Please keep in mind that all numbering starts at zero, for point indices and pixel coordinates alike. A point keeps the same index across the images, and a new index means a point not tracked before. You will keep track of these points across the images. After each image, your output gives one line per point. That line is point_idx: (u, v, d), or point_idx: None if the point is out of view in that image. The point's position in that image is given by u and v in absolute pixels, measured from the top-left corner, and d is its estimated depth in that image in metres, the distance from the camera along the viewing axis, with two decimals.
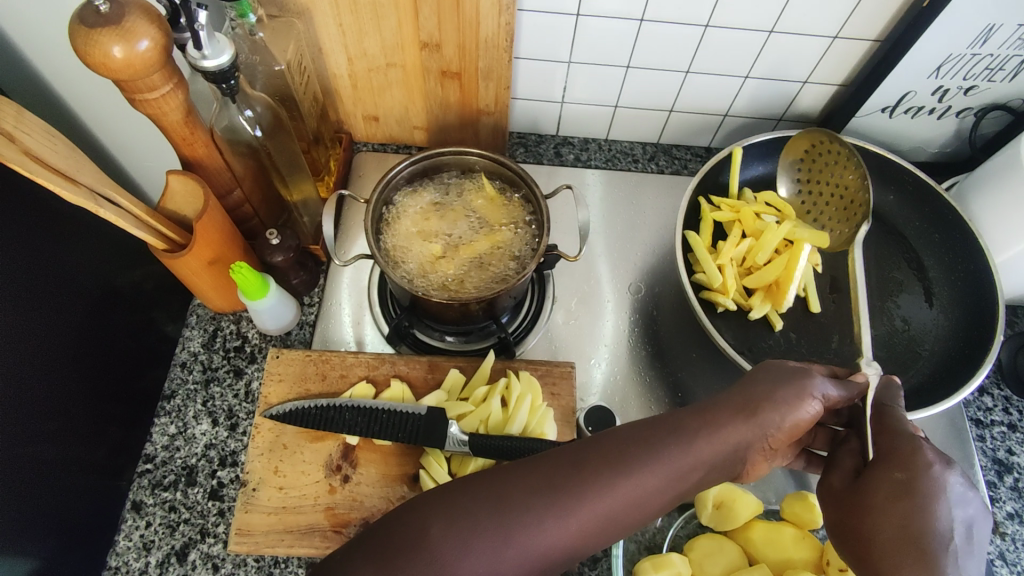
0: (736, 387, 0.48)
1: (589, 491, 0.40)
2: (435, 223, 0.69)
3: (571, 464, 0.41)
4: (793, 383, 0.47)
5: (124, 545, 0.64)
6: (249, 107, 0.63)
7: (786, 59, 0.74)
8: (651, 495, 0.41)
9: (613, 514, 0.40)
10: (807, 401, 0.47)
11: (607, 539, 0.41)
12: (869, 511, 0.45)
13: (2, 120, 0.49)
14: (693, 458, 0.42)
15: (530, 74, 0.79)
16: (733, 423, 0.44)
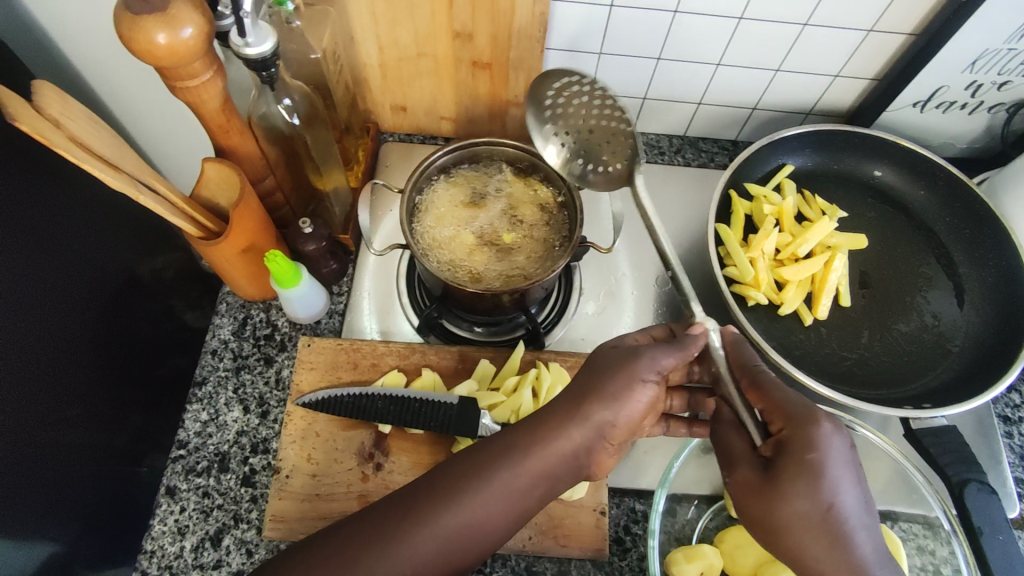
0: (586, 376, 0.53)
1: (451, 500, 0.47)
2: (468, 215, 0.70)
3: (447, 478, 0.48)
4: (620, 375, 0.51)
5: (159, 529, 0.64)
6: (287, 96, 0.63)
7: (818, 52, 0.74)
8: (505, 492, 0.47)
9: (484, 513, 0.47)
10: (631, 394, 0.51)
11: (491, 534, 0.47)
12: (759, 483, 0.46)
13: (47, 107, 0.49)
14: (524, 466, 0.48)
15: (560, 65, 0.78)
16: (598, 410, 0.50)
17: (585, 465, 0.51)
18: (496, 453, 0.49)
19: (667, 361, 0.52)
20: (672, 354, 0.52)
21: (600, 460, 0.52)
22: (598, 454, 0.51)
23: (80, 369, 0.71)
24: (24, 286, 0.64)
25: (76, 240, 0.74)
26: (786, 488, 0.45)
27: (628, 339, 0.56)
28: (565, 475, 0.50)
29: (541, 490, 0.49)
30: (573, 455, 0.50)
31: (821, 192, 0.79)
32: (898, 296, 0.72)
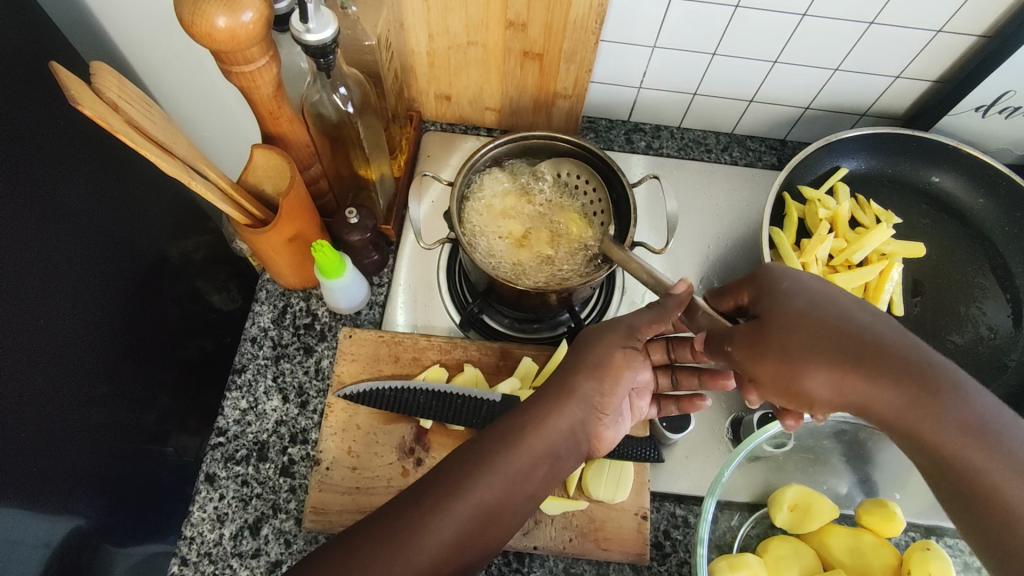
0: (573, 354, 0.54)
1: (461, 491, 0.46)
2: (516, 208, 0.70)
3: (454, 468, 0.48)
4: (598, 346, 0.53)
5: (198, 516, 0.64)
6: (343, 84, 0.62)
7: (881, 52, 0.71)
8: (511, 473, 0.47)
9: (494, 498, 0.46)
10: (612, 363, 0.52)
11: (505, 519, 0.47)
12: (762, 364, 0.44)
13: (107, 90, 0.48)
14: (525, 446, 0.48)
15: (611, 58, 0.76)
16: (586, 386, 0.51)
17: (583, 440, 0.52)
18: (497, 436, 0.49)
19: (644, 323, 0.53)
20: (650, 319, 0.53)
21: (597, 434, 0.53)
22: (592, 428, 0.52)
23: (111, 350, 0.71)
24: (62, 265, 0.64)
25: (113, 221, 0.73)
26: (799, 354, 0.42)
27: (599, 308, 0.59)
28: (566, 453, 0.50)
29: (546, 467, 0.49)
30: (569, 430, 0.50)
31: (874, 197, 0.77)
32: (952, 307, 0.71)
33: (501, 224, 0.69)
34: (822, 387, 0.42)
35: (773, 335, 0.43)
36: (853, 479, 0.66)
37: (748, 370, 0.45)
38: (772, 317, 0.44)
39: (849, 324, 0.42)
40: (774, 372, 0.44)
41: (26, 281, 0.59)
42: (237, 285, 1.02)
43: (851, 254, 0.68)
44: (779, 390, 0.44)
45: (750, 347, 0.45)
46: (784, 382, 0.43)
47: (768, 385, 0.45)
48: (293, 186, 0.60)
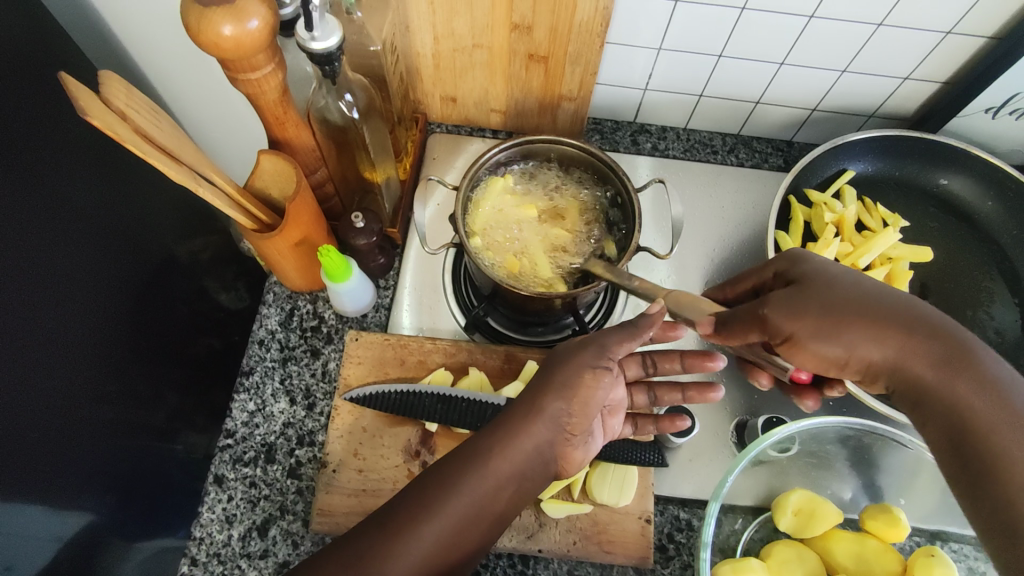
0: (542, 373, 0.55)
1: (429, 512, 0.47)
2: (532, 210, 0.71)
3: (424, 487, 0.49)
4: (569, 365, 0.54)
5: (207, 517, 0.65)
6: (348, 90, 0.63)
7: (889, 53, 0.71)
8: (477, 493, 0.49)
9: (461, 518, 0.48)
10: (581, 384, 0.53)
11: (475, 537, 0.48)
12: (799, 316, 0.51)
13: (115, 98, 0.49)
14: (491, 468, 0.50)
15: (616, 59, 0.76)
16: (553, 406, 0.52)
17: (549, 459, 0.53)
18: (464, 458, 0.50)
19: (616, 342, 0.54)
20: (621, 337, 0.55)
21: (565, 452, 0.54)
22: (561, 446, 0.53)
23: (120, 352, 0.72)
24: (72, 269, 0.65)
25: (121, 223, 0.74)
26: (839, 312, 0.50)
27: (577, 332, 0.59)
28: (532, 472, 0.52)
29: (512, 488, 0.51)
30: (535, 450, 0.52)
31: (881, 200, 0.77)
32: (960, 311, 0.70)
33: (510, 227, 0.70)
34: (852, 339, 0.50)
35: (813, 290, 0.52)
36: (859, 484, 0.66)
37: (784, 324, 0.51)
38: (812, 283, 0.53)
39: (890, 299, 0.50)
40: (809, 326, 0.51)
41: (36, 285, 0.60)
42: (244, 284, 1.03)
43: (857, 259, 0.68)
44: (817, 343, 0.51)
45: (787, 305, 0.52)
46: (821, 333, 0.50)
47: (803, 337, 0.51)
48: (299, 192, 0.60)
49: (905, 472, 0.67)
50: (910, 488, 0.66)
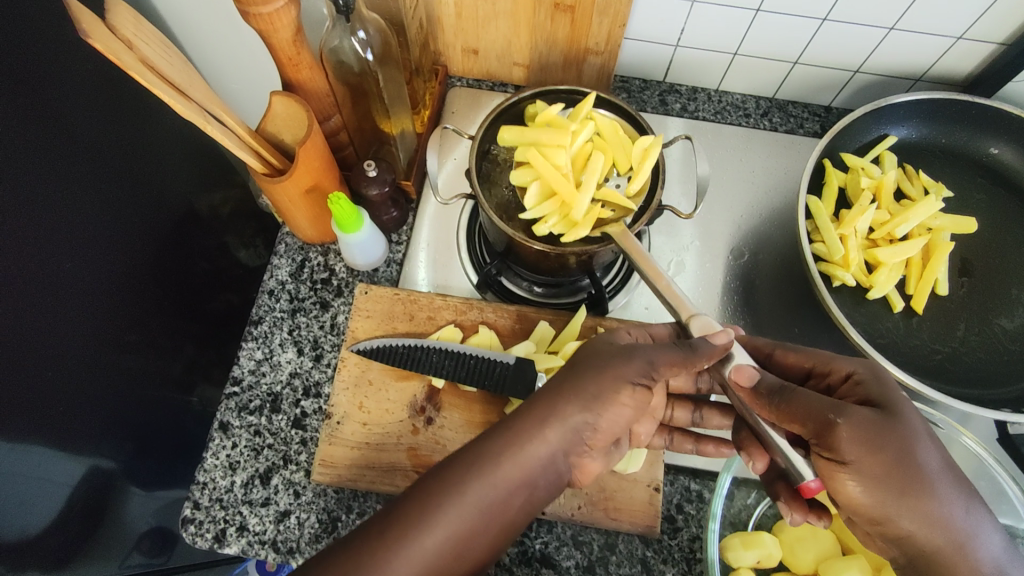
0: (569, 372, 0.51)
1: (428, 517, 0.44)
2: (587, 132, 0.62)
3: (429, 487, 0.46)
4: (603, 376, 0.49)
5: (211, 462, 0.65)
6: (362, 29, 0.60)
7: (944, 9, 0.66)
8: (484, 502, 0.46)
9: (468, 527, 0.45)
10: (612, 398, 0.49)
11: (478, 551, 0.45)
12: (872, 455, 0.43)
13: (121, 26, 0.48)
14: (503, 474, 0.46)
15: (646, 12, 0.72)
16: (574, 413, 0.48)
17: (564, 469, 0.49)
18: (473, 460, 0.47)
19: (664, 361, 0.50)
20: (672, 360, 0.50)
21: (579, 464, 0.51)
22: (576, 456, 0.50)
23: (138, 294, 0.72)
24: (93, 207, 0.64)
25: (142, 167, 0.73)
26: (909, 476, 0.43)
27: (623, 334, 0.54)
28: (545, 481, 0.48)
29: (522, 498, 0.47)
30: (548, 458, 0.48)
31: (922, 168, 0.73)
32: (1002, 289, 0.66)
33: (533, 137, 0.62)
34: (907, 509, 0.43)
35: (896, 442, 0.44)
36: None
37: (851, 450, 0.44)
38: (900, 423, 0.45)
39: (952, 487, 0.44)
40: (874, 469, 0.43)
41: (60, 220, 0.60)
42: (262, 241, 1.03)
43: (891, 228, 0.64)
44: (866, 485, 0.44)
45: (866, 437, 0.44)
46: (882, 484, 0.44)
47: (858, 473, 0.44)
48: (310, 135, 0.59)
49: None
50: None
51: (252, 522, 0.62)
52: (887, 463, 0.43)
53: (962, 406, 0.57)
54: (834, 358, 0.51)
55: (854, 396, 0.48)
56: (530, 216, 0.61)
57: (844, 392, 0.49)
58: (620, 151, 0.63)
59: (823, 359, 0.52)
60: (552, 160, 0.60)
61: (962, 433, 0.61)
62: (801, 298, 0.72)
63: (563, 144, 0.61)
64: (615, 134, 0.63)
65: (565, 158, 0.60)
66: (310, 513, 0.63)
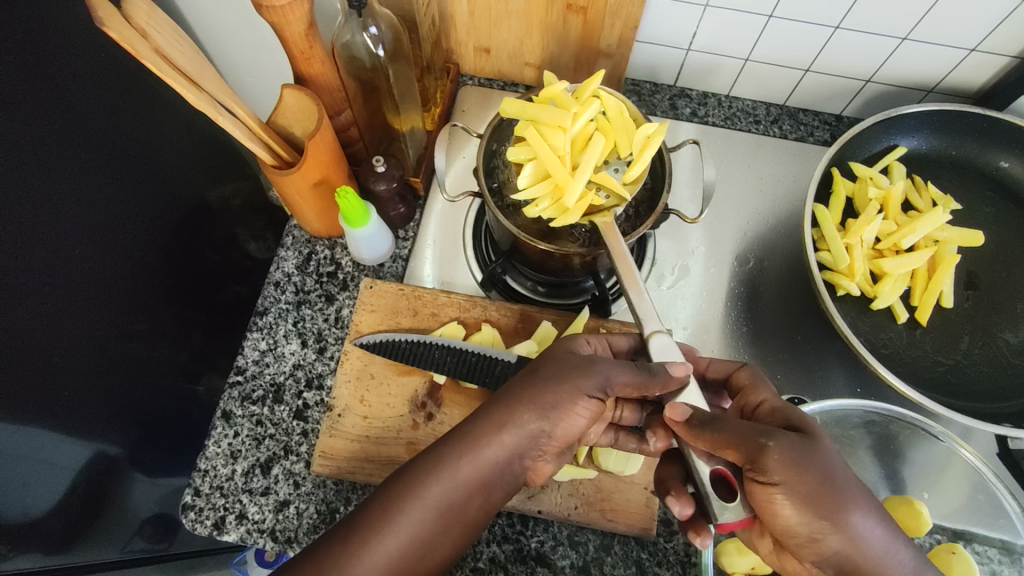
0: (527, 374, 0.51)
1: (387, 524, 0.46)
2: (592, 111, 0.57)
3: (389, 490, 0.48)
4: (563, 385, 0.49)
5: (213, 450, 0.66)
6: (374, 24, 0.61)
7: (958, 20, 0.65)
8: (442, 504, 0.47)
9: (423, 530, 0.47)
10: (568, 410, 0.49)
11: (437, 552, 0.48)
12: (802, 475, 0.41)
13: (137, 15, 0.49)
14: (457, 480, 0.48)
15: (659, 16, 0.73)
16: (527, 420, 0.49)
17: (518, 471, 0.50)
18: (432, 464, 0.48)
19: (621, 380, 0.48)
20: (627, 379, 0.48)
21: (533, 466, 0.51)
22: (530, 459, 0.51)
23: (149, 283, 0.73)
24: (106, 195, 0.65)
25: (156, 157, 0.74)
26: (836, 495, 0.41)
27: (583, 344, 0.54)
28: (500, 482, 0.50)
29: (479, 500, 0.49)
30: (504, 461, 0.49)
31: (932, 180, 0.72)
32: (1008, 302, 0.66)
33: (533, 112, 0.58)
34: (838, 529, 0.40)
35: (817, 464, 0.42)
36: (879, 474, 0.61)
37: (781, 471, 0.41)
38: (823, 445, 0.43)
39: (872, 511, 0.41)
40: (805, 489, 0.41)
41: (74, 207, 0.60)
42: (272, 233, 1.04)
43: (898, 238, 0.64)
44: (798, 506, 0.41)
45: (795, 459, 0.41)
46: (806, 509, 0.41)
47: (789, 493, 0.41)
48: (320, 129, 0.59)
49: (934, 466, 0.62)
50: (937, 482, 0.61)
51: (252, 510, 0.63)
52: (809, 490, 0.41)
53: (964, 419, 0.57)
54: (759, 386, 0.51)
55: (775, 426, 0.47)
56: (521, 196, 0.58)
57: (765, 418, 0.48)
58: (622, 134, 0.58)
59: (747, 388, 0.51)
60: (550, 142, 0.57)
61: (961, 446, 0.61)
62: (805, 307, 0.72)
63: (564, 125, 0.57)
64: (620, 116, 0.59)
65: (563, 141, 0.56)
66: (308, 504, 0.63)
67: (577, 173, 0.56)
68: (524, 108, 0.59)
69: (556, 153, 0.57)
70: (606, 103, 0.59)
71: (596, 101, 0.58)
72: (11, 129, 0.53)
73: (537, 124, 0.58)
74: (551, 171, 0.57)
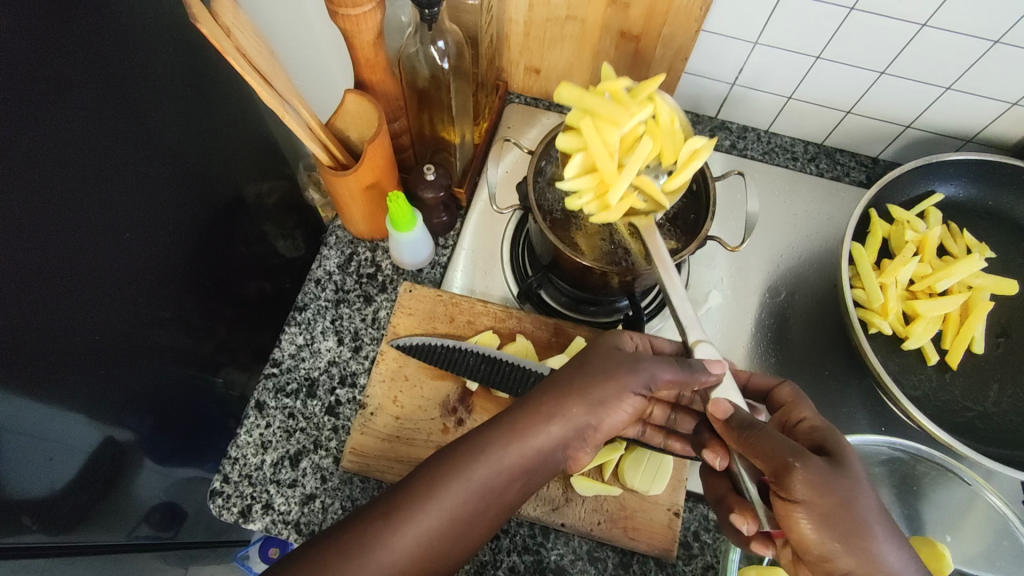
0: (574, 368, 0.53)
1: (423, 504, 0.48)
2: (646, 113, 0.57)
3: (433, 469, 0.50)
4: (610, 381, 0.51)
5: (244, 439, 0.67)
6: (441, 39, 0.63)
7: (999, 75, 0.67)
8: (485, 486, 0.49)
9: (459, 511, 0.49)
10: (615, 405, 0.51)
11: (473, 531, 0.50)
12: (824, 497, 0.42)
13: (223, 15, 0.52)
14: (503, 464, 0.50)
15: (708, 49, 0.75)
16: (574, 410, 0.51)
17: (560, 459, 0.53)
18: (479, 446, 0.50)
19: (665, 377, 0.51)
20: (672, 377, 0.51)
21: (573, 455, 0.54)
22: (573, 449, 0.53)
23: (188, 271, 0.75)
24: (158, 185, 0.67)
25: (205, 151, 0.76)
26: (854, 520, 0.41)
27: (627, 340, 0.56)
28: (540, 469, 0.52)
29: (518, 485, 0.51)
30: (550, 449, 0.51)
31: (967, 228, 0.74)
32: None
33: (590, 105, 0.58)
34: (853, 551, 0.41)
35: (844, 486, 0.42)
36: (901, 513, 0.61)
37: (803, 491, 0.42)
38: (852, 470, 0.43)
39: (890, 540, 0.42)
40: (825, 510, 0.41)
41: (129, 193, 0.62)
42: (302, 234, 1.06)
43: (932, 281, 0.65)
44: (817, 525, 0.42)
45: (820, 481, 0.42)
46: (827, 527, 0.41)
47: (809, 512, 0.42)
48: (379, 134, 0.61)
49: (955, 508, 0.62)
50: (960, 526, 0.61)
51: (278, 501, 0.64)
52: (831, 510, 0.41)
53: (991, 464, 0.57)
54: (799, 404, 0.51)
55: (811, 440, 0.47)
56: (564, 186, 0.58)
57: (802, 435, 0.49)
58: (669, 142, 0.59)
59: (788, 404, 0.52)
60: (603, 135, 0.57)
61: (986, 489, 0.61)
62: (833, 343, 0.73)
63: (619, 121, 0.57)
64: (669, 124, 0.60)
65: (616, 136, 0.56)
66: (334, 499, 0.64)
67: (625, 169, 0.56)
68: (581, 98, 0.59)
69: (607, 148, 0.57)
70: (659, 108, 0.60)
71: (650, 103, 0.58)
72: (78, 111, 0.55)
73: (592, 115, 0.58)
74: (599, 164, 0.57)
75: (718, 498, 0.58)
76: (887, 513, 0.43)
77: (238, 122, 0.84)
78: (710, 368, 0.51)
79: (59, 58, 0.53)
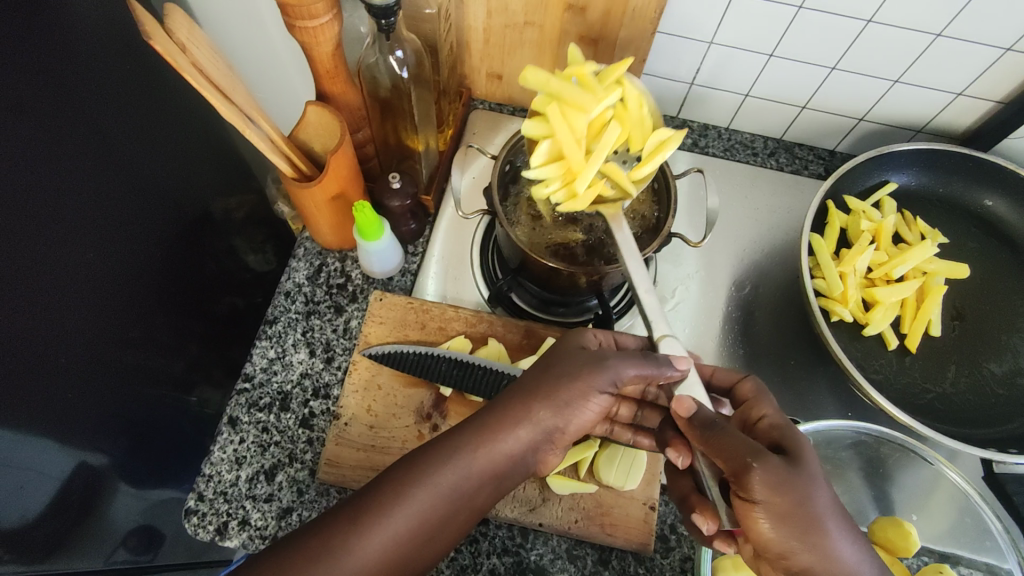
0: (537, 372, 0.54)
1: (389, 510, 0.48)
2: (616, 95, 0.57)
3: (403, 471, 0.50)
4: (575, 381, 0.52)
5: (218, 455, 0.66)
6: (400, 48, 0.64)
7: (944, 67, 0.70)
8: (456, 489, 0.50)
9: (425, 514, 0.49)
10: (581, 405, 0.52)
11: (437, 538, 0.50)
12: (782, 496, 0.43)
13: (178, 31, 0.51)
14: (474, 468, 0.50)
15: (667, 50, 0.76)
16: (542, 412, 0.51)
17: (531, 462, 0.53)
18: (449, 450, 0.50)
19: (631, 373, 0.51)
20: (637, 367, 0.51)
21: (542, 457, 0.54)
22: (542, 452, 0.53)
23: (155, 289, 0.74)
24: (121, 202, 0.66)
25: (169, 165, 0.76)
26: (809, 517, 0.43)
27: (591, 338, 0.57)
28: (510, 474, 0.52)
29: (489, 489, 0.51)
30: (519, 453, 0.52)
31: (921, 215, 0.77)
32: (994, 333, 0.69)
33: (556, 89, 0.58)
34: (808, 548, 0.43)
35: (799, 482, 0.43)
36: (870, 495, 0.63)
37: (761, 492, 0.43)
38: (807, 466, 0.44)
39: (840, 533, 0.43)
40: (783, 509, 0.43)
41: (92, 212, 0.62)
42: (273, 247, 1.05)
43: (890, 268, 0.67)
44: (774, 523, 0.43)
45: (777, 481, 0.43)
46: (785, 523, 0.43)
47: (767, 511, 0.43)
48: (343, 144, 0.61)
49: (920, 488, 0.64)
50: (925, 506, 0.63)
51: (255, 516, 0.63)
52: (789, 510, 0.42)
53: (951, 443, 0.59)
54: (759, 401, 0.52)
55: (772, 438, 0.48)
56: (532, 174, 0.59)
57: (763, 434, 0.50)
58: (638, 128, 0.59)
59: (750, 401, 0.53)
60: (570, 122, 0.57)
61: (948, 467, 0.63)
62: (798, 332, 0.75)
63: (587, 107, 0.56)
64: (639, 108, 0.59)
65: (582, 122, 0.56)
66: (311, 511, 0.64)
67: (591, 158, 0.56)
68: (548, 81, 0.59)
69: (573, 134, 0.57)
70: (630, 89, 0.59)
71: (619, 88, 0.58)
72: (35, 133, 0.54)
73: (559, 100, 0.58)
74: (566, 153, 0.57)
75: (682, 497, 0.58)
76: (840, 506, 0.44)
77: (201, 137, 0.84)
78: (664, 366, 0.52)
79: (9, 77, 0.52)
